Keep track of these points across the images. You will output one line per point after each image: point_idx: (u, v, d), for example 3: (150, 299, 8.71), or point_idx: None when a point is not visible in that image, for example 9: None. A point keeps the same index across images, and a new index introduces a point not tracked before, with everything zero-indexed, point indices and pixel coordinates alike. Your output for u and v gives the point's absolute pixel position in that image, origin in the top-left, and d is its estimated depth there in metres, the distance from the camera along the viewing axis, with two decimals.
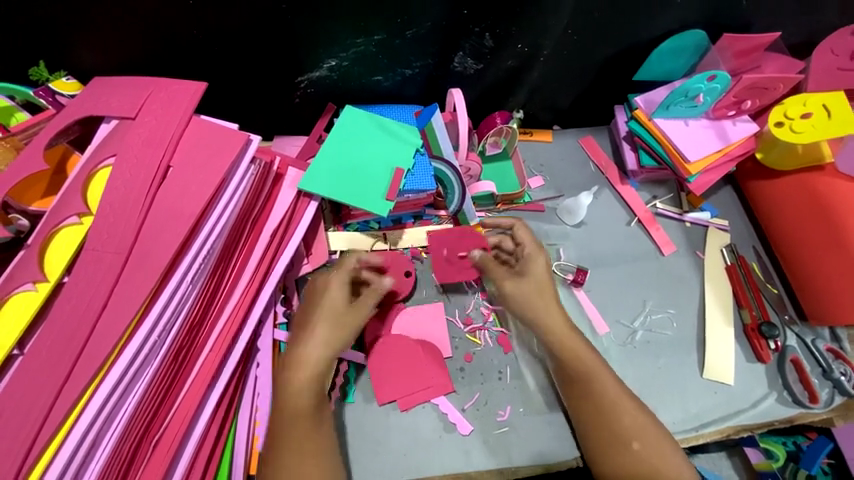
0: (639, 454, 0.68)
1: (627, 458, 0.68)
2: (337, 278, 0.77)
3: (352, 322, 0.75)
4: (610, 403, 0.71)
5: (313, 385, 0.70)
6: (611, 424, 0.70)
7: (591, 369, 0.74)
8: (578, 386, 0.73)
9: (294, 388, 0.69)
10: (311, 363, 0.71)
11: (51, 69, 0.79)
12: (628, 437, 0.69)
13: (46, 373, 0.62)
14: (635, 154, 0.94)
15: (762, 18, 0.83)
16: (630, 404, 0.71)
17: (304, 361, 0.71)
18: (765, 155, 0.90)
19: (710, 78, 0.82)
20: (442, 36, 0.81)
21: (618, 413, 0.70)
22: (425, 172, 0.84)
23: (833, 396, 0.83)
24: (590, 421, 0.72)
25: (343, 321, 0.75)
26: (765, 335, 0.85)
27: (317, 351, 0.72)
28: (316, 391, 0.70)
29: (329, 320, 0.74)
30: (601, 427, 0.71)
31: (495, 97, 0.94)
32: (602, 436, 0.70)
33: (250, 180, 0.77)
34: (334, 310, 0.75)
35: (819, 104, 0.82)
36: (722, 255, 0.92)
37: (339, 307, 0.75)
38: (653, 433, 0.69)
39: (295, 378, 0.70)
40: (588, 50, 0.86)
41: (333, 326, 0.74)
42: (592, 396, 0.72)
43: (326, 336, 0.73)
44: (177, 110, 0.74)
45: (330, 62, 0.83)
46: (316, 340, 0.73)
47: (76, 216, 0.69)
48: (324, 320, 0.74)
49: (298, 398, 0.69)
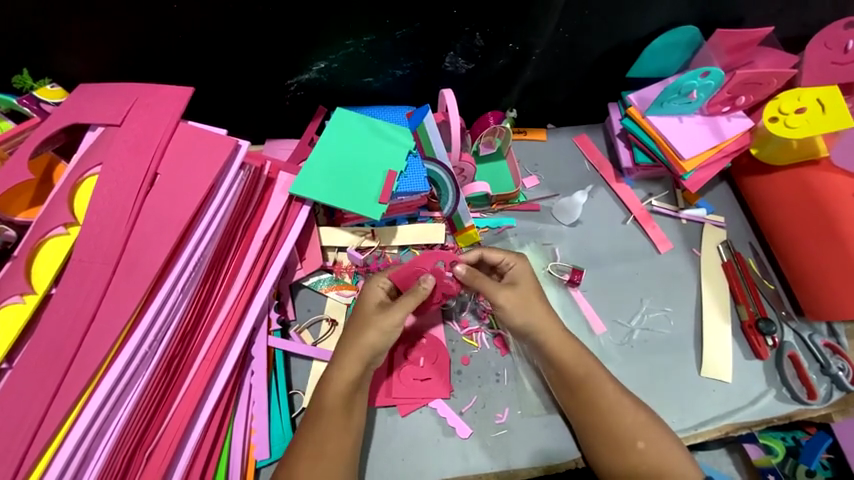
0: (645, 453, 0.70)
1: (634, 456, 0.70)
2: (375, 282, 0.76)
3: (386, 324, 0.71)
4: (609, 403, 0.72)
5: (348, 383, 0.70)
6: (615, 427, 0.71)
7: (589, 373, 0.73)
8: (580, 391, 0.73)
9: (330, 385, 0.70)
10: (340, 364, 0.71)
11: (35, 76, 0.78)
12: (631, 438, 0.70)
13: (35, 387, 0.61)
14: (630, 151, 0.93)
15: (754, 13, 0.82)
16: (627, 402, 0.72)
17: (340, 359, 0.71)
18: (760, 150, 0.89)
19: (703, 75, 0.81)
20: (432, 36, 0.80)
21: (623, 411, 0.72)
22: (417, 175, 0.83)
23: (831, 392, 0.82)
24: (593, 422, 0.72)
25: (374, 322, 0.72)
26: (763, 332, 0.84)
27: (350, 352, 0.71)
28: (350, 392, 0.70)
29: (364, 321, 0.72)
30: (602, 428, 0.71)
31: (487, 96, 0.93)
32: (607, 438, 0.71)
33: (240, 186, 0.76)
34: (366, 313, 0.73)
35: (813, 99, 0.81)
36: (719, 252, 0.91)
37: (372, 310, 0.73)
38: (653, 429, 0.71)
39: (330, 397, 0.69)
40: (580, 48, 0.85)
41: (366, 327, 0.71)
42: (593, 400, 0.72)
43: (360, 336, 0.71)
44: (164, 116, 0.72)
45: (320, 64, 0.82)
46: (351, 340, 0.72)
47: (62, 227, 0.68)
48: (356, 323, 0.73)
49: (333, 394, 0.69)
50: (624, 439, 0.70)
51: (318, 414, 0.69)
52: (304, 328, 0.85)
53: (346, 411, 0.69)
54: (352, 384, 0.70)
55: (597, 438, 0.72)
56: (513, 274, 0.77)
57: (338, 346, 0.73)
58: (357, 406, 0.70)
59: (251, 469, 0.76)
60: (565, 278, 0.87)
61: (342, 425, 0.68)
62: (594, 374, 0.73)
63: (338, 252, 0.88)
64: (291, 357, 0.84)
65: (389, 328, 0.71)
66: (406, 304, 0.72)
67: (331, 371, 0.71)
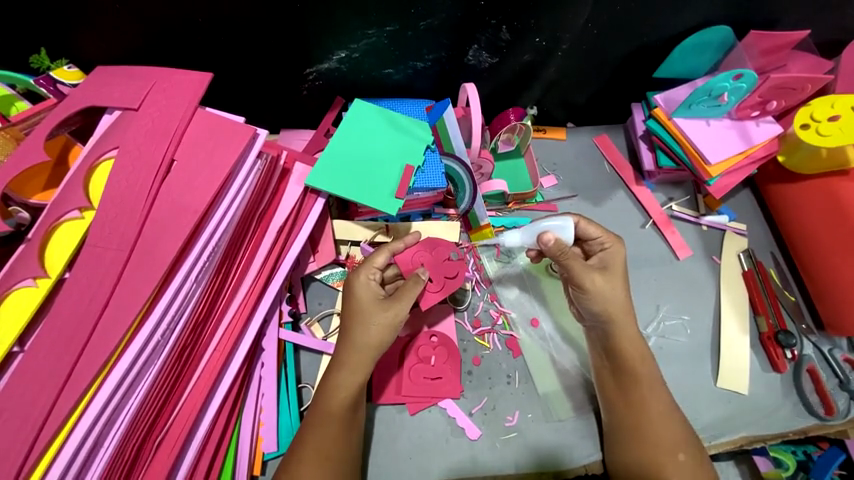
0: (683, 468, 0.68)
1: (671, 469, 0.68)
2: (364, 272, 0.72)
3: (389, 317, 0.70)
4: (652, 409, 0.71)
5: (358, 384, 0.69)
6: (643, 440, 0.70)
7: (642, 379, 0.72)
8: (628, 386, 0.73)
9: (335, 390, 0.69)
10: (350, 367, 0.69)
11: (53, 57, 0.77)
12: (660, 451, 0.69)
13: (46, 373, 0.60)
14: (653, 154, 0.91)
15: (790, 15, 0.80)
16: (672, 411, 0.71)
17: (348, 361, 0.69)
18: (788, 158, 0.86)
19: (736, 77, 0.78)
20: (457, 28, 0.78)
21: (666, 423, 0.70)
22: (436, 170, 0.81)
23: (850, 408, 0.81)
24: (632, 420, 0.71)
25: (377, 317, 0.70)
26: (782, 344, 0.82)
27: (358, 351, 0.69)
28: (353, 396, 0.69)
29: (364, 317, 0.70)
30: (641, 427, 0.71)
31: (509, 92, 0.91)
32: (636, 458, 0.70)
33: (256, 176, 0.75)
34: (365, 307, 0.70)
35: (848, 107, 0.78)
36: (739, 260, 0.89)
37: (369, 303, 0.70)
38: (685, 439, 0.70)
39: (332, 399, 0.68)
40: (608, 45, 0.82)
41: (371, 323, 0.70)
42: (635, 408, 0.72)
43: (358, 334, 0.70)
44: (181, 102, 0.71)
45: (340, 53, 0.80)
46: (356, 339, 0.70)
47: (77, 211, 0.67)
48: (357, 320, 0.70)
49: (342, 398, 0.68)
50: (654, 458, 0.69)
51: (322, 421, 0.68)
52: (314, 321, 0.85)
53: (351, 417, 0.69)
54: (361, 384, 0.70)
55: (628, 449, 0.71)
56: (605, 256, 0.74)
57: (341, 346, 0.71)
58: (358, 411, 0.70)
59: (259, 462, 0.76)
60: None
61: (347, 431, 0.68)
62: (649, 378, 0.73)
63: (350, 247, 0.87)
64: (301, 350, 0.84)
65: (394, 321, 0.70)
66: (405, 295, 0.70)
67: (333, 381, 0.69)
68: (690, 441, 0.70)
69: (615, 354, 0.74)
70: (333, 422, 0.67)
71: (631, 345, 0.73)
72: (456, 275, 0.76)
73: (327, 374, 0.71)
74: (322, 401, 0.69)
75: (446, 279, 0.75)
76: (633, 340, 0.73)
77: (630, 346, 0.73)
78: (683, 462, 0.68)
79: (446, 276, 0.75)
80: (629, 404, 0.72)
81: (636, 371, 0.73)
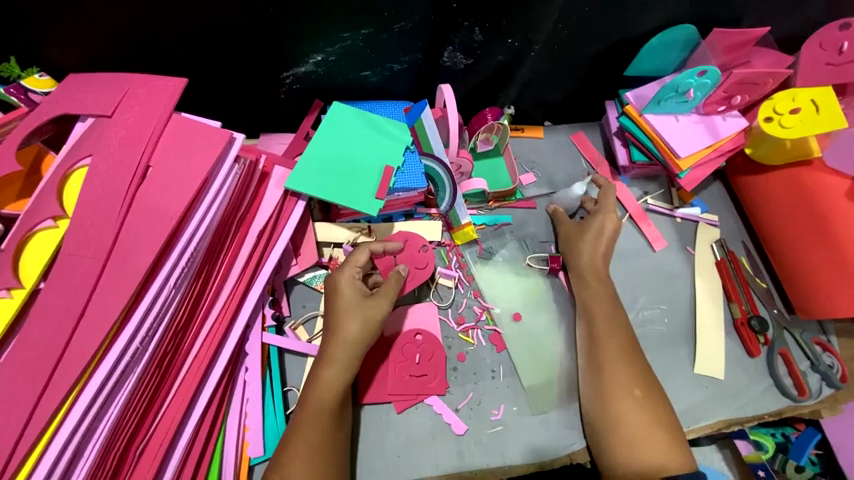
0: (640, 403, 0.73)
1: (628, 403, 0.73)
2: (349, 271, 0.74)
3: (375, 312, 0.72)
4: (604, 362, 0.76)
5: (348, 381, 0.70)
6: (604, 385, 0.75)
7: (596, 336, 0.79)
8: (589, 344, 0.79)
9: (326, 386, 0.69)
10: (339, 362, 0.70)
11: (23, 65, 0.75)
12: (617, 388, 0.74)
13: (23, 383, 0.59)
14: (626, 150, 0.93)
15: (751, 13, 0.83)
16: (622, 360, 0.76)
17: (337, 358, 0.70)
18: (754, 150, 0.90)
19: (700, 73, 0.81)
20: (430, 31, 0.79)
21: (619, 371, 0.75)
22: (415, 170, 0.82)
23: (822, 388, 0.84)
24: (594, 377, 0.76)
25: (366, 313, 0.72)
26: (756, 330, 0.85)
27: (347, 346, 0.70)
28: (342, 394, 0.69)
29: (352, 313, 0.71)
30: (600, 383, 0.75)
31: (485, 92, 0.93)
32: (602, 401, 0.74)
33: (234, 180, 0.74)
34: (351, 304, 0.72)
35: (807, 100, 0.82)
36: (712, 250, 0.92)
37: (355, 299, 0.72)
38: (638, 380, 0.75)
39: (319, 393, 0.68)
40: (578, 44, 0.84)
41: (358, 318, 0.71)
42: (596, 350, 0.78)
43: (346, 330, 0.71)
44: (157, 107, 0.71)
45: (316, 57, 0.81)
46: (344, 333, 0.71)
47: (51, 220, 0.66)
48: (343, 314, 0.72)
49: (332, 392, 0.69)
50: (615, 403, 0.73)
51: (314, 417, 0.67)
52: (299, 324, 0.85)
53: (338, 416, 0.69)
54: (349, 380, 0.70)
55: (594, 405, 0.75)
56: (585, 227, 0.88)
57: (328, 342, 0.71)
58: (342, 412, 0.70)
59: (245, 467, 0.75)
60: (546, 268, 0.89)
61: (336, 427, 0.68)
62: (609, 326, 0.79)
63: (334, 248, 0.87)
64: (285, 354, 0.83)
65: (380, 316, 0.72)
66: (388, 290, 0.74)
67: (321, 373, 0.70)
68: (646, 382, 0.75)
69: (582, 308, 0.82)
70: (321, 423, 0.67)
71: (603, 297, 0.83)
72: (427, 265, 0.81)
73: (313, 372, 0.70)
74: (309, 395, 0.69)
75: (417, 270, 0.81)
76: (597, 294, 0.82)
77: (595, 297, 0.82)
78: (635, 397, 0.74)
79: (417, 267, 0.81)
80: (591, 347, 0.78)
81: (597, 324, 0.79)
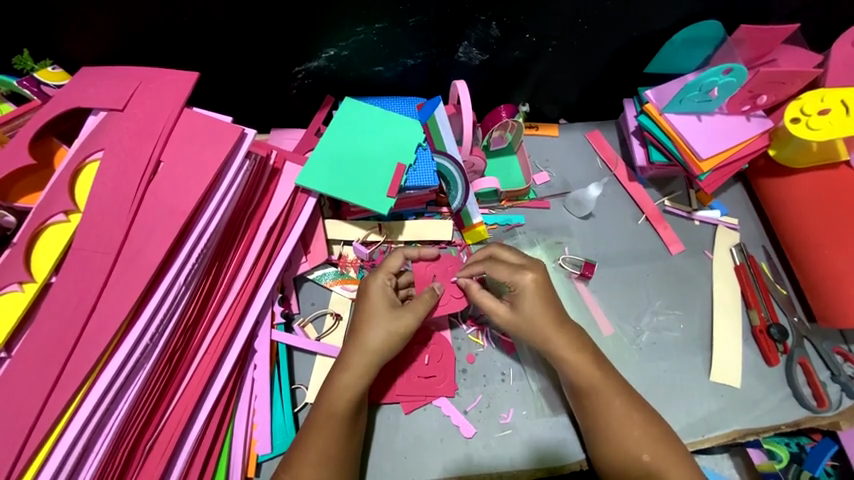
0: (641, 440, 0.68)
1: (633, 436, 0.68)
2: (381, 277, 0.74)
3: (399, 324, 0.71)
4: (590, 391, 0.70)
5: (362, 386, 0.69)
6: (599, 412, 0.69)
7: (597, 390, 0.70)
8: (586, 399, 0.71)
9: (338, 391, 0.68)
10: (354, 368, 0.69)
11: (36, 57, 0.76)
12: (623, 420, 0.69)
13: (34, 379, 0.59)
14: (645, 150, 0.90)
15: (780, 9, 0.80)
16: (619, 399, 0.70)
17: (354, 362, 0.69)
18: (778, 152, 0.87)
19: (726, 72, 0.78)
20: (446, 25, 0.77)
21: (619, 411, 0.69)
22: (427, 167, 0.81)
23: (842, 399, 0.82)
24: (593, 414, 0.70)
25: (389, 323, 0.71)
26: (775, 338, 0.83)
27: (365, 353, 0.70)
28: (356, 399, 0.68)
29: (377, 320, 0.71)
30: (593, 413, 0.70)
31: (500, 88, 0.91)
32: (598, 435, 0.69)
33: (245, 175, 0.73)
34: (377, 312, 0.72)
35: (837, 100, 0.78)
36: (731, 255, 0.89)
37: (381, 308, 0.72)
38: (638, 412, 0.69)
39: (331, 403, 0.68)
40: (598, 40, 0.82)
41: (380, 327, 0.70)
42: (594, 400, 0.70)
43: (366, 335, 0.71)
44: (167, 102, 0.70)
45: (329, 51, 0.80)
46: (364, 340, 0.70)
47: (63, 214, 0.66)
48: (367, 321, 0.71)
49: (346, 398, 0.68)
50: (615, 429, 0.68)
51: (322, 423, 0.67)
52: (308, 321, 0.84)
53: (351, 421, 0.68)
54: (365, 388, 0.69)
55: (592, 433, 0.70)
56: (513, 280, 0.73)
57: (348, 347, 0.71)
58: (359, 418, 0.69)
59: (253, 464, 0.75)
60: (576, 273, 0.87)
61: (347, 434, 0.67)
62: (579, 351, 0.72)
63: (343, 246, 0.87)
64: (294, 351, 0.83)
65: (405, 330, 0.71)
66: (418, 306, 0.72)
67: (336, 376, 0.69)
68: (639, 415, 0.69)
69: (568, 374, 0.72)
70: (327, 431, 0.66)
71: (563, 347, 0.71)
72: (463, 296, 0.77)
73: (329, 378, 0.70)
74: (323, 398, 0.69)
75: (453, 299, 0.77)
76: (572, 348, 0.72)
77: (572, 352, 0.72)
78: (643, 433, 0.68)
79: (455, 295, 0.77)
80: (588, 392, 0.71)
81: (595, 386, 0.70)
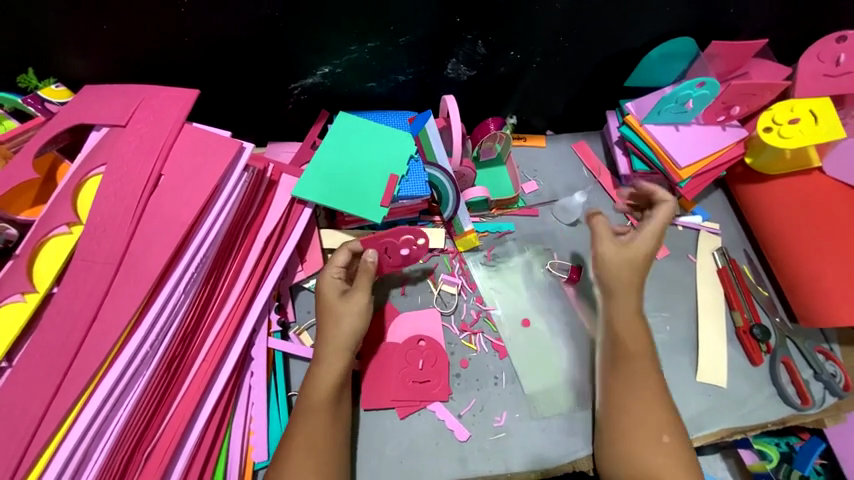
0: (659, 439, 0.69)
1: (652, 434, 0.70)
2: (328, 272, 0.76)
3: (351, 307, 0.73)
4: (624, 386, 0.74)
5: (336, 375, 0.70)
6: (631, 408, 0.72)
7: (631, 384, 0.74)
8: (620, 396, 0.74)
9: (317, 382, 0.70)
10: (326, 359, 0.71)
11: (40, 76, 0.78)
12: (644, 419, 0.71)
13: (35, 386, 0.60)
14: (627, 158, 0.94)
15: (749, 25, 0.84)
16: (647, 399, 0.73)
17: (323, 354, 0.71)
18: (754, 160, 0.91)
19: (699, 85, 0.82)
20: (435, 44, 0.81)
21: (647, 410, 0.72)
22: (419, 178, 0.84)
23: (825, 397, 0.84)
24: (624, 414, 0.72)
25: (343, 309, 0.73)
26: (757, 338, 0.86)
27: (332, 344, 0.71)
28: (335, 389, 0.70)
29: (331, 313, 0.73)
30: (622, 411, 0.72)
31: (488, 102, 0.95)
32: (617, 433, 0.71)
33: (243, 187, 0.76)
34: (328, 305, 0.73)
35: (805, 110, 0.83)
36: (713, 258, 0.93)
37: (332, 299, 0.74)
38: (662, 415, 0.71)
39: (317, 392, 0.69)
40: (579, 56, 0.86)
41: (337, 316, 0.72)
42: (625, 395, 0.73)
43: (329, 329, 0.72)
44: (168, 116, 0.73)
45: (324, 69, 0.83)
46: (328, 334, 0.72)
47: (65, 226, 0.68)
48: (327, 316, 0.73)
49: (326, 388, 0.69)
50: (638, 428, 0.70)
51: (316, 414, 0.68)
52: (304, 329, 0.86)
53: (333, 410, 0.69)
54: (341, 377, 0.71)
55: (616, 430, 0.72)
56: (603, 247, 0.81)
57: (319, 343, 0.73)
58: (342, 405, 0.70)
59: (249, 470, 0.76)
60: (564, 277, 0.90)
61: (332, 425, 0.69)
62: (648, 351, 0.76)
63: None
64: (290, 359, 0.85)
65: (358, 309, 0.73)
66: (362, 283, 0.74)
67: (319, 364, 0.71)
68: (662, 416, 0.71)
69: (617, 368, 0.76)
70: (319, 423, 0.68)
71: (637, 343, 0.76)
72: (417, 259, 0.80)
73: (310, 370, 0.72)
74: (307, 388, 0.70)
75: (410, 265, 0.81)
76: (632, 348, 0.76)
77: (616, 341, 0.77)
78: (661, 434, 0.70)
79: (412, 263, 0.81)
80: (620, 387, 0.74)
81: (641, 383, 0.74)
